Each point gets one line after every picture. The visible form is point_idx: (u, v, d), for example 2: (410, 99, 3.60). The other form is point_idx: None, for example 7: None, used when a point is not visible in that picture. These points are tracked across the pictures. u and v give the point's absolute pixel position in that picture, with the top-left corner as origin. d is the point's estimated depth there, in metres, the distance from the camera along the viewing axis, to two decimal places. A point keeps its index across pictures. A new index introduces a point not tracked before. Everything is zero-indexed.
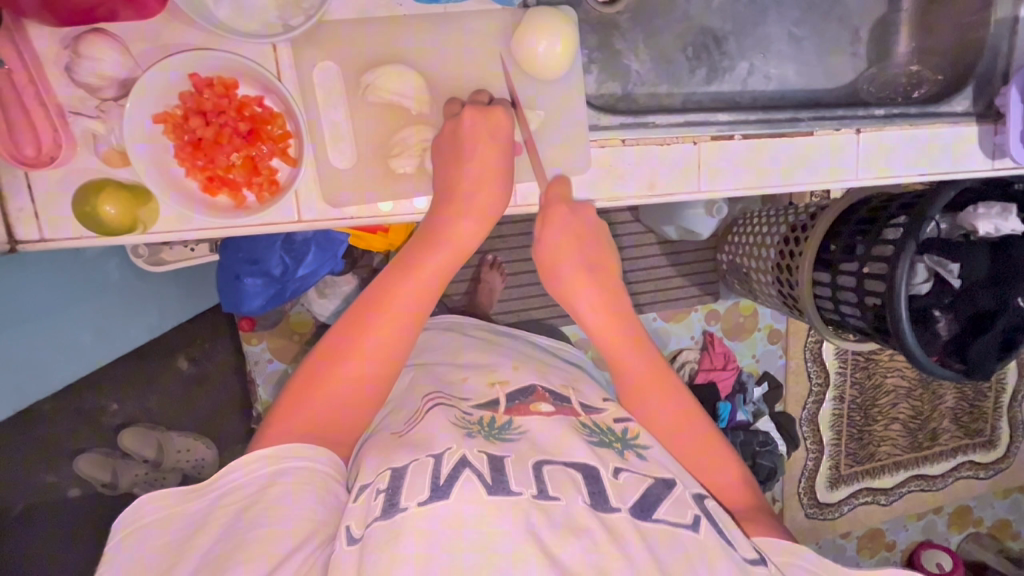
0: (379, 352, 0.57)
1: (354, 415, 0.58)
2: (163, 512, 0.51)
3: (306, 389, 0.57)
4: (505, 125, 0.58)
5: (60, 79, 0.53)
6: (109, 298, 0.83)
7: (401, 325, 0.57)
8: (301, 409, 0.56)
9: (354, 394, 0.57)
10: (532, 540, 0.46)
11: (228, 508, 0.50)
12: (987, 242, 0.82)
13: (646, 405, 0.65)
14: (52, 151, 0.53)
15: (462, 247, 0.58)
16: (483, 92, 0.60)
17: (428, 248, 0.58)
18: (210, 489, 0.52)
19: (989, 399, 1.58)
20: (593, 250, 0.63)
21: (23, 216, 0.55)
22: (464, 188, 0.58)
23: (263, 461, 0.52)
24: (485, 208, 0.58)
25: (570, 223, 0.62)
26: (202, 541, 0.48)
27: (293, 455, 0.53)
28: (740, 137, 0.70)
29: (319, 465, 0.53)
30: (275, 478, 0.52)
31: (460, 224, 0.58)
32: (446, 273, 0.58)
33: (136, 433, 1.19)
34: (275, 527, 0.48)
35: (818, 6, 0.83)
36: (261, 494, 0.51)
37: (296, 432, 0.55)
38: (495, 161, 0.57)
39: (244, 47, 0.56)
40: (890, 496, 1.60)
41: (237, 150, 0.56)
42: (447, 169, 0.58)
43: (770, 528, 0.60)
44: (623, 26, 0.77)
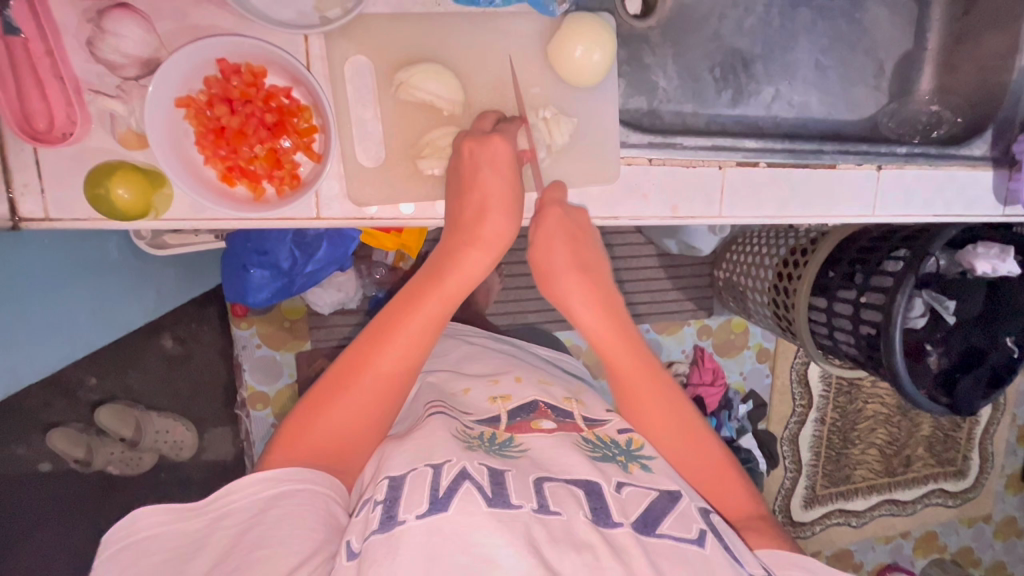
0: (386, 385, 0.56)
1: (359, 444, 0.57)
2: (161, 527, 0.49)
3: (314, 417, 0.55)
4: (507, 158, 0.55)
5: (79, 52, 0.51)
6: (108, 274, 0.80)
7: (407, 359, 0.56)
8: (305, 437, 0.55)
9: (361, 423, 0.56)
10: (535, 555, 0.45)
11: (232, 524, 0.49)
12: (984, 282, 0.83)
13: (644, 417, 0.64)
14: (65, 127, 0.51)
15: (468, 283, 0.57)
16: (488, 115, 0.58)
17: (431, 282, 0.57)
18: (210, 509, 0.50)
19: (963, 430, 1.62)
20: (588, 251, 0.63)
21: (29, 191, 0.52)
22: (469, 217, 0.57)
23: (266, 482, 0.51)
24: (490, 240, 0.57)
25: (567, 230, 0.61)
26: (197, 564, 0.46)
27: (293, 481, 0.51)
28: (765, 165, 0.70)
29: (322, 488, 0.52)
30: (274, 501, 0.50)
31: (465, 254, 0.57)
32: (455, 305, 0.58)
33: (114, 411, 1.15)
34: (273, 547, 0.46)
35: (846, 37, 0.83)
36: (259, 515, 0.49)
37: (303, 462, 0.54)
38: (506, 191, 0.56)
39: (275, 32, 0.54)
40: (861, 519, 1.63)
41: (261, 141, 0.53)
42: (465, 199, 0.57)
43: (771, 538, 0.60)
44: (653, 41, 0.77)
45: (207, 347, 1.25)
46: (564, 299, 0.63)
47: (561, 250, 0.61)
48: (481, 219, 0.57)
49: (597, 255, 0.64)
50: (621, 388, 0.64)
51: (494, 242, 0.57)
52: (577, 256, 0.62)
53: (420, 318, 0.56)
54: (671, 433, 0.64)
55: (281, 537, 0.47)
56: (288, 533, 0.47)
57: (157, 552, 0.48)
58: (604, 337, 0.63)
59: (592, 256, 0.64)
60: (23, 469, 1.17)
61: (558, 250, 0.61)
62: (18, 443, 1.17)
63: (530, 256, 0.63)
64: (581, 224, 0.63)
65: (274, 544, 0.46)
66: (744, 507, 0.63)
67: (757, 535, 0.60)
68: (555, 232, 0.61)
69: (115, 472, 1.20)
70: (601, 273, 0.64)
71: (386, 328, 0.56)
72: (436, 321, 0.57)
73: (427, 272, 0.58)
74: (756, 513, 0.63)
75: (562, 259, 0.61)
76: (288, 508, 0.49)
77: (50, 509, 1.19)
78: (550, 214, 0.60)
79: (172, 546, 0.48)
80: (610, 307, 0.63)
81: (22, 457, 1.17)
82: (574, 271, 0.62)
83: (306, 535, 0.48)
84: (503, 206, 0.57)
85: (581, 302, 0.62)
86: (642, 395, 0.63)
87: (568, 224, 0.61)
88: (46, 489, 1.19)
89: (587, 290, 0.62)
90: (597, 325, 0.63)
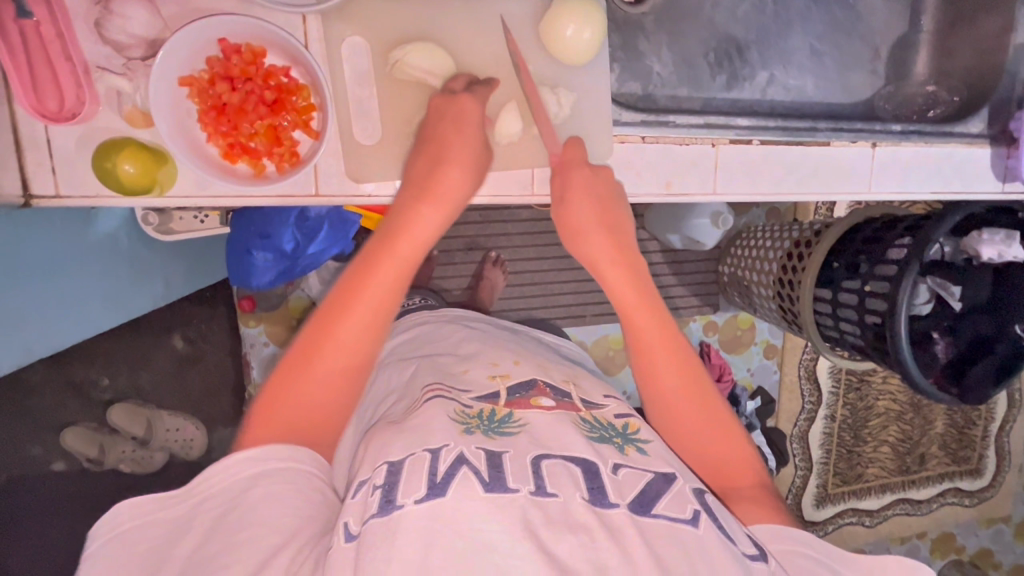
0: (351, 353, 0.54)
1: (330, 416, 0.54)
2: (144, 517, 0.48)
3: (278, 396, 0.53)
4: (473, 113, 0.58)
5: (88, 35, 0.53)
6: (114, 264, 0.83)
7: (371, 323, 0.54)
8: (274, 416, 0.52)
9: (329, 393, 0.53)
10: (531, 540, 0.46)
11: (213, 506, 0.48)
12: (990, 267, 0.81)
13: (659, 381, 0.61)
14: (74, 107, 0.53)
15: (428, 238, 0.55)
16: (461, 77, 0.59)
17: (387, 240, 0.55)
18: (193, 492, 0.49)
19: (977, 426, 1.60)
20: (612, 209, 0.62)
21: (41, 170, 0.54)
22: (426, 175, 0.56)
23: (244, 463, 0.49)
24: (445, 198, 0.56)
25: (592, 189, 0.62)
26: (182, 549, 0.45)
27: (274, 460, 0.50)
28: (757, 143, 0.70)
29: (305, 466, 0.51)
30: (255, 481, 0.49)
31: (424, 210, 0.55)
32: (412, 266, 0.55)
33: (125, 410, 1.18)
34: (258, 528, 0.45)
35: (841, 22, 0.83)
36: (242, 496, 0.48)
37: (276, 440, 0.51)
38: (463, 149, 0.57)
39: (274, 15, 0.56)
40: (874, 518, 1.60)
41: (260, 118, 0.55)
42: (425, 161, 0.57)
43: (770, 511, 0.59)
44: (647, 28, 0.78)
45: (216, 345, 1.27)
46: (591, 255, 0.61)
47: (586, 207, 0.61)
48: (438, 177, 0.56)
49: (623, 213, 0.63)
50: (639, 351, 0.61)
51: (451, 199, 0.56)
52: (604, 216, 0.62)
53: (379, 282, 0.53)
54: (688, 398, 0.61)
55: (268, 517, 0.46)
56: (274, 513, 0.47)
57: (142, 542, 0.47)
58: (629, 294, 0.61)
59: (618, 217, 0.63)
60: (36, 468, 1.19)
61: (582, 206, 0.61)
62: (32, 441, 1.19)
63: (556, 212, 0.62)
64: (607, 184, 0.64)
65: (260, 528, 0.46)
66: (747, 475, 0.62)
67: (753, 507, 0.59)
68: (581, 191, 0.62)
69: (128, 471, 1.21)
70: (626, 232, 0.63)
71: (345, 295, 0.54)
72: (394, 283, 0.54)
73: (383, 232, 0.56)
74: (759, 485, 0.62)
75: (588, 214, 0.61)
76: (271, 487, 0.48)
77: (63, 507, 1.21)
78: (574, 174, 0.62)
79: (156, 535, 0.47)
80: (634, 265, 0.62)
81: (36, 456, 1.19)
82: (599, 227, 0.61)
83: (292, 515, 0.47)
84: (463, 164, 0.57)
85: (608, 257, 0.61)
86: (660, 349, 0.61)
87: (591, 184, 0.62)
88: (60, 488, 1.21)
89: (612, 246, 0.61)
90: (623, 282, 0.61)
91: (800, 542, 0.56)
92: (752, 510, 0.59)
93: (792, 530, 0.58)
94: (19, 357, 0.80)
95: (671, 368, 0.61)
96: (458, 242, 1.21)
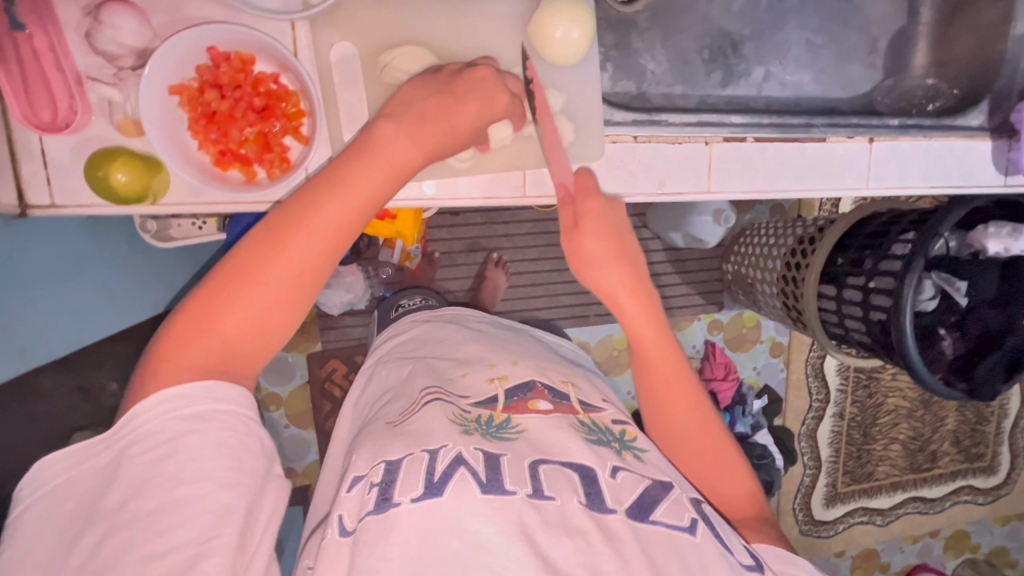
0: (300, 279, 0.47)
1: (264, 346, 0.48)
2: (73, 471, 0.44)
3: (209, 311, 0.46)
4: (502, 95, 0.59)
5: (80, 47, 0.53)
6: (110, 269, 0.84)
7: (326, 252, 0.48)
8: (203, 335, 0.46)
9: (260, 318, 0.47)
10: (526, 543, 0.46)
11: (139, 458, 0.43)
12: (998, 263, 0.79)
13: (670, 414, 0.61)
14: (68, 117, 0.54)
15: (401, 174, 0.52)
16: (497, 61, 0.61)
17: (359, 164, 0.50)
18: (122, 439, 0.44)
19: (991, 424, 1.57)
20: (627, 242, 0.60)
21: (36, 180, 0.55)
22: (420, 114, 0.54)
23: (177, 399, 0.44)
24: (431, 143, 0.54)
25: (606, 220, 0.60)
26: (113, 500, 0.41)
27: (211, 400, 0.45)
28: (752, 139, 0.70)
29: (244, 410, 0.46)
30: (189, 424, 0.43)
31: (401, 144, 0.52)
32: (382, 200, 0.51)
33: None
34: (201, 484, 0.42)
35: (838, 14, 0.82)
36: (174, 440, 0.43)
37: (201, 364, 0.45)
38: (468, 111, 0.56)
39: (263, 22, 0.57)
40: (886, 517, 1.58)
41: (250, 125, 0.56)
42: (421, 103, 0.55)
43: (770, 537, 0.59)
44: (641, 25, 0.77)
45: None
46: (606, 288, 0.60)
47: (600, 238, 0.59)
48: (430, 120, 0.54)
49: (636, 246, 0.61)
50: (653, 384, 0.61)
51: (434, 144, 0.54)
52: (618, 247, 0.59)
53: (344, 207, 0.48)
54: (696, 433, 0.62)
55: (206, 468, 0.42)
56: (213, 462, 0.43)
57: (66, 499, 0.43)
58: (644, 329, 0.61)
59: (633, 251, 0.61)
60: None
61: (595, 238, 0.58)
62: None
63: (567, 242, 0.60)
64: (619, 215, 0.61)
65: (200, 479, 0.42)
66: (750, 509, 0.61)
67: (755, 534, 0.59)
68: (596, 221, 0.59)
69: None
70: (640, 265, 0.61)
71: (301, 212, 0.48)
72: (358, 212, 0.49)
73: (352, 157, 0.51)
74: (761, 516, 0.62)
75: (603, 246, 0.59)
76: (207, 435, 0.43)
77: None
78: (588, 204, 0.60)
79: (84, 489, 0.43)
80: (649, 299, 0.61)
81: None
82: (615, 261, 0.59)
83: (235, 469, 0.43)
84: (464, 127, 0.57)
85: (623, 289, 0.59)
86: (673, 384, 0.61)
87: (607, 215, 0.60)
88: None
89: (627, 280, 0.59)
90: (638, 316, 0.60)
91: (799, 566, 0.56)
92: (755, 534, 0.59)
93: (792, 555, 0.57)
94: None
95: (682, 401, 0.61)
96: (458, 243, 1.21)
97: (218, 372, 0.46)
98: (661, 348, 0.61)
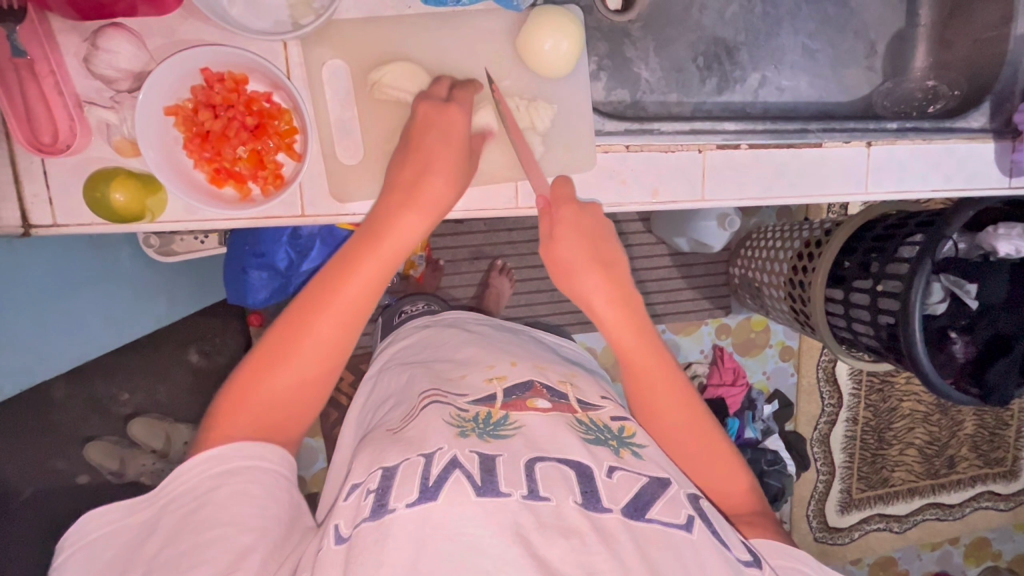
0: (323, 353, 0.53)
1: (299, 409, 0.54)
2: (112, 526, 0.48)
3: (248, 391, 0.52)
4: (460, 122, 0.57)
5: (79, 70, 0.56)
6: (118, 285, 0.87)
7: (346, 324, 0.54)
8: (244, 411, 0.52)
9: (296, 391, 0.53)
10: (521, 544, 0.45)
11: (171, 511, 0.47)
12: (1008, 265, 0.77)
13: (663, 416, 0.62)
14: (67, 139, 0.55)
15: (406, 244, 0.55)
16: (443, 81, 0.60)
17: (370, 242, 0.54)
18: (161, 497, 0.49)
19: (1011, 428, 1.53)
20: (604, 248, 0.61)
21: (39, 201, 0.58)
22: (413, 180, 0.56)
23: (210, 461, 0.49)
24: (431, 204, 0.56)
25: (584, 226, 0.61)
26: (150, 550, 0.46)
27: (243, 457, 0.50)
28: (746, 147, 0.69)
29: (272, 465, 0.51)
30: (220, 480, 0.48)
31: (404, 216, 0.55)
32: (390, 271, 0.55)
33: (146, 424, 1.15)
34: (225, 529, 0.45)
35: (833, 18, 0.82)
36: (206, 495, 0.47)
37: (242, 433, 0.51)
38: (451, 161, 0.57)
39: (255, 43, 0.58)
40: (903, 524, 1.55)
41: (244, 143, 0.57)
42: (407, 165, 0.57)
43: (767, 531, 0.59)
44: (634, 34, 0.78)
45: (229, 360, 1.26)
46: (586, 294, 0.61)
47: (578, 248, 0.60)
48: (423, 184, 0.56)
49: (616, 252, 0.62)
50: (643, 394, 0.62)
51: (435, 207, 0.56)
52: (597, 251, 0.61)
53: (353, 284, 0.53)
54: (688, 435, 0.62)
55: (232, 516, 0.46)
56: (238, 512, 0.47)
57: (108, 549, 0.47)
58: (626, 332, 0.61)
59: (613, 257, 0.62)
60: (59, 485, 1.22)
61: (571, 244, 0.60)
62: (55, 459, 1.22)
63: (545, 252, 0.61)
64: (597, 219, 0.63)
65: (228, 525, 0.46)
66: (748, 506, 0.61)
67: (753, 529, 0.59)
68: (572, 227, 0.60)
69: (148, 484, 1.18)
70: (620, 267, 0.62)
71: (322, 292, 0.53)
72: (370, 283, 0.54)
73: (364, 233, 0.55)
74: (757, 513, 0.62)
75: (580, 253, 0.60)
76: (237, 486, 0.48)
77: None
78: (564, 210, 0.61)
79: (123, 540, 0.48)
80: (629, 302, 0.61)
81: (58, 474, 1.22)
82: (593, 265, 0.60)
83: (261, 515, 0.48)
84: (448, 175, 0.57)
85: (602, 298, 0.60)
86: (661, 389, 0.61)
87: (583, 221, 0.61)
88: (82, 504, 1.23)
89: (606, 283, 0.60)
90: (620, 320, 0.61)
91: (795, 557, 0.56)
92: (752, 529, 0.59)
93: (793, 548, 0.57)
94: (25, 370, 0.84)
95: (672, 405, 0.62)
96: (461, 251, 1.22)
97: (257, 432, 0.52)
98: (643, 352, 0.61)
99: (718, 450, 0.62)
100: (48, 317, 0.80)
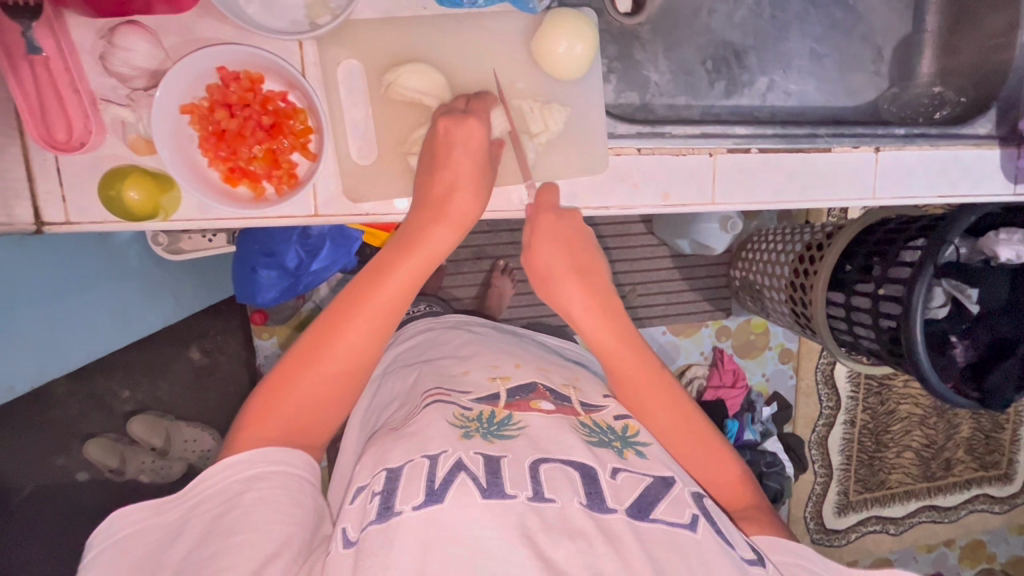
0: (350, 361, 0.55)
1: (331, 414, 0.56)
2: (140, 524, 0.48)
3: (277, 400, 0.54)
4: (480, 137, 0.58)
5: (94, 67, 0.56)
6: (122, 281, 0.87)
7: (375, 333, 0.55)
8: (273, 419, 0.53)
9: (325, 398, 0.55)
10: (528, 546, 0.45)
11: (201, 514, 0.48)
12: (1008, 269, 0.77)
13: (654, 420, 0.62)
14: (82, 135, 0.55)
15: (438, 256, 0.57)
16: (461, 97, 0.60)
17: (401, 252, 0.56)
18: (188, 498, 0.49)
19: (1006, 432, 1.54)
20: (583, 254, 0.62)
21: (51, 198, 0.57)
22: (438, 193, 0.57)
23: (241, 464, 0.50)
24: (459, 217, 0.57)
25: (561, 234, 0.62)
26: (178, 551, 0.46)
27: (267, 463, 0.51)
28: (757, 150, 0.70)
29: (298, 471, 0.52)
30: (250, 484, 0.49)
31: (433, 230, 0.56)
32: (420, 281, 0.56)
33: (147, 422, 1.15)
34: (251, 534, 0.46)
35: (841, 23, 0.82)
36: (235, 498, 0.48)
37: (274, 440, 0.52)
38: (470, 172, 0.57)
39: (269, 42, 0.58)
40: (899, 526, 1.56)
41: (259, 142, 0.57)
42: (427, 177, 0.58)
43: (767, 526, 0.60)
44: (643, 37, 0.78)
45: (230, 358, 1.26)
46: (565, 304, 0.61)
47: (557, 256, 0.61)
48: (450, 196, 0.57)
49: (594, 259, 0.63)
50: (631, 401, 0.63)
51: (463, 220, 0.58)
52: (574, 260, 0.61)
53: (385, 293, 0.54)
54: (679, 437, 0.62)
55: (259, 521, 0.46)
56: (265, 516, 0.47)
57: (137, 547, 0.47)
58: (606, 339, 0.61)
59: (591, 264, 0.62)
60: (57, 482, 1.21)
61: (548, 252, 0.61)
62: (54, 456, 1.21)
63: (527, 262, 0.62)
64: (576, 227, 0.63)
65: (254, 530, 0.46)
66: (747, 499, 0.62)
67: (753, 525, 0.60)
68: (547, 235, 0.61)
69: (148, 481, 1.18)
70: (598, 274, 0.63)
71: (352, 301, 0.55)
72: (398, 294, 0.55)
73: (395, 244, 0.57)
74: (757, 506, 0.62)
75: (559, 261, 0.60)
76: (263, 491, 0.49)
77: None
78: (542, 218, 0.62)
79: (151, 540, 0.47)
80: (607, 310, 0.62)
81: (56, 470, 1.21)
82: (571, 274, 0.61)
83: (287, 521, 0.48)
84: (472, 185, 0.58)
85: (582, 306, 0.61)
86: (645, 395, 0.62)
87: (562, 228, 0.62)
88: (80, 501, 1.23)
89: (584, 291, 0.61)
90: (600, 329, 0.61)
91: (797, 554, 0.56)
92: (753, 526, 0.59)
93: (795, 544, 0.57)
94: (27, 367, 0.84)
95: (659, 409, 0.62)
96: (465, 251, 1.22)
97: (274, 436, 0.53)
98: (623, 359, 0.62)
99: (712, 448, 0.63)
100: (53, 315, 0.80)
